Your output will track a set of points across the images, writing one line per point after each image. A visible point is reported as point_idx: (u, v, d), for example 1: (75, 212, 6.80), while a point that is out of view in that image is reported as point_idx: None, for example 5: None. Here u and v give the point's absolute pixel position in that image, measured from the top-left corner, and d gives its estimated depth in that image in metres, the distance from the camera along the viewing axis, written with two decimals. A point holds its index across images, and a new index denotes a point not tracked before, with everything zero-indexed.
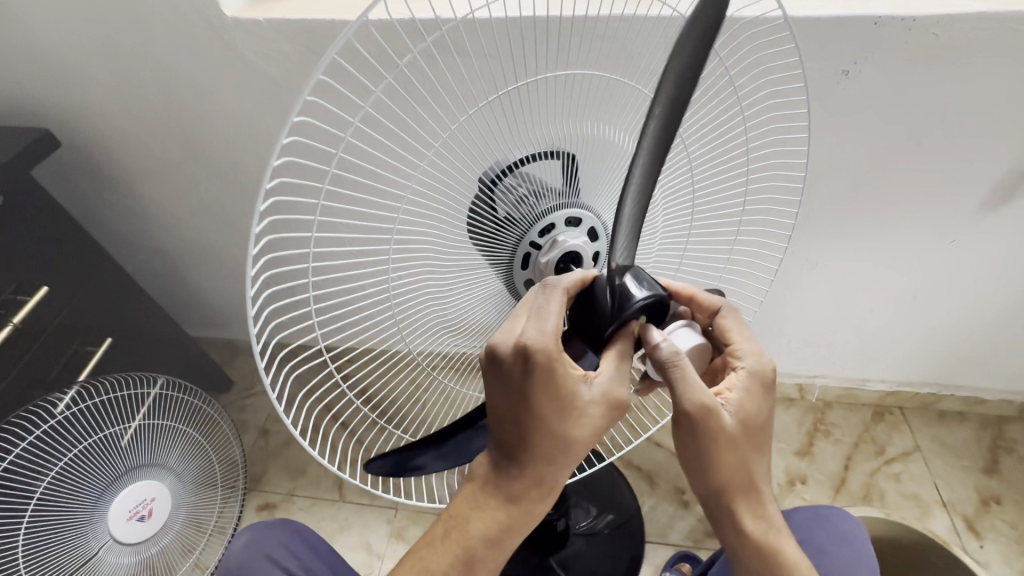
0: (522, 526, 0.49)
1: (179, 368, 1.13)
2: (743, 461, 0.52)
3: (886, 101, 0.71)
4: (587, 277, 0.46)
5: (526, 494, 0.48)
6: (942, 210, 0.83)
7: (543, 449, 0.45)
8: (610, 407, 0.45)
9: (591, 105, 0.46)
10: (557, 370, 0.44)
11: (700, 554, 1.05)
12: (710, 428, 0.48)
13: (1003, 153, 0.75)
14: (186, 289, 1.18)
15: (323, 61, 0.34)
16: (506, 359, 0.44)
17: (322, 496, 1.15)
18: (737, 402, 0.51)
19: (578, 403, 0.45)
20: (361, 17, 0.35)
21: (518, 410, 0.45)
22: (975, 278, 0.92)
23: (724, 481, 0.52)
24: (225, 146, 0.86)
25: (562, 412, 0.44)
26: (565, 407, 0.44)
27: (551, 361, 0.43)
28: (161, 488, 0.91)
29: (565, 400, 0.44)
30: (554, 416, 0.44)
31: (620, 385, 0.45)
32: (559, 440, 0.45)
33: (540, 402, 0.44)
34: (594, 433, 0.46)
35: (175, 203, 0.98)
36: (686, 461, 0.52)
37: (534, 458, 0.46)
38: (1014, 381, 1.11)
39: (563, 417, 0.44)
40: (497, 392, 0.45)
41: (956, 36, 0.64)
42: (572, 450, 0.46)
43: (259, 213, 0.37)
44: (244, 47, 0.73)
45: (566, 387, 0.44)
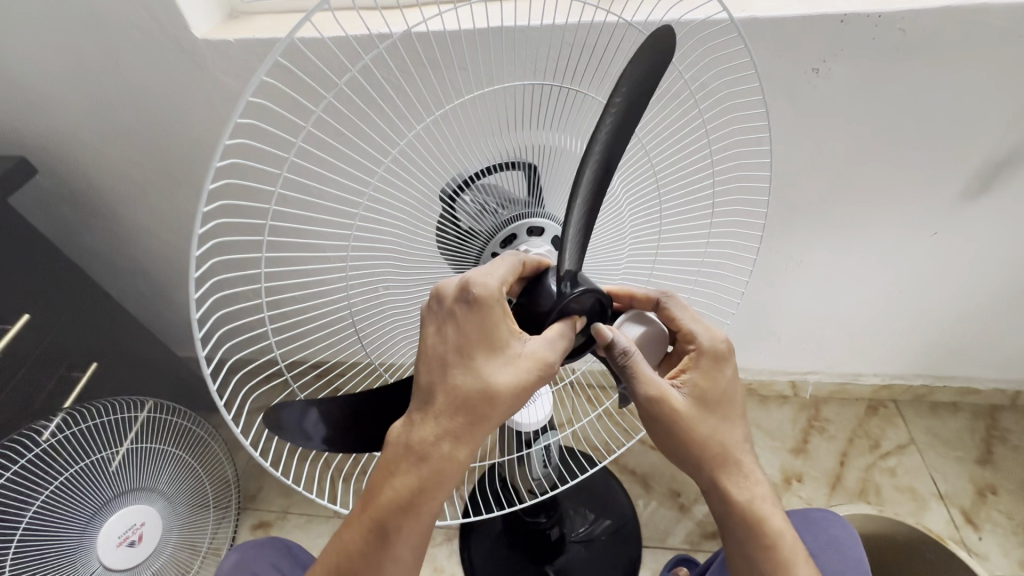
0: (437, 494, 0.45)
1: (167, 390, 1.12)
2: (711, 433, 0.53)
3: (857, 97, 0.71)
4: (541, 263, 0.46)
5: (441, 451, 0.44)
6: (920, 203, 0.83)
7: (464, 393, 0.43)
8: (539, 366, 0.43)
9: (548, 114, 0.46)
10: (493, 313, 0.43)
11: (697, 557, 1.04)
12: (665, 413, 0.49)
13: (977, 144, 0.75)
14: (172, 310, 1.17)
15: (256, 81, 0.34)
16: (448, 296, 0.43)
17: (316, 512, 1.14)
18: (693, 381, 0.52)
19: (506, 349, 0.44)
20: (292, 34, 0.35)
21: (447, 348, 0.44)
22: (958, 268, 0.92)
23: (698, 452, 0.52)
24: (201, 167, 0.86)
25: (490, 357, 0.43)
26: (493, 350, 0.43)
27: (488, 299, 0.42)
28: (151, 513, 0.91)
29: (494, 343, 0.43)
30: (482, 359, 0.43)
31: (551, 348, 0.44)
32: (480, 386, 0.43)
33: (469, 342, 0.43)
34: (519, 389, 0.43)
35: (156, 225, 0.98)
36: (662, 446, 0.54)
37: (453, 404, 0.43)
38: (1005, 370, 1.11)
39: (488, 361, 0.43)
40: (433, 335, 0.44)
41: (924, 31, 0.64)
42: (494, 402, 0.43)
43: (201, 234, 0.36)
44: (216, 68, 0.73)
45: (497, 332, 0.43)
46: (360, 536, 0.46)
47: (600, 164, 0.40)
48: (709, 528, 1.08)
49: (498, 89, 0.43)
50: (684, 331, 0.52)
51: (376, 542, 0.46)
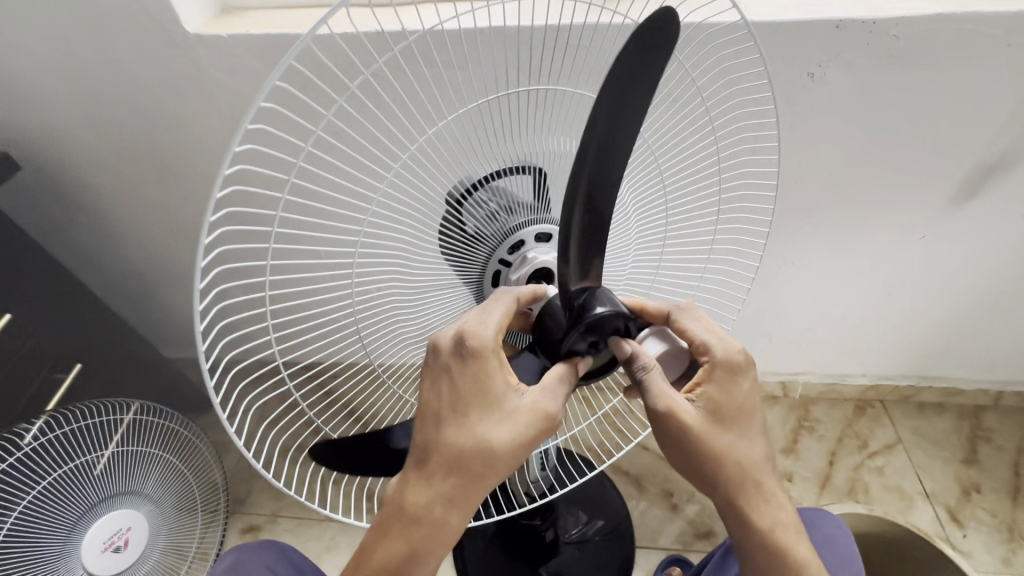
0: (437, 550, 0.45)
1: (155, 391, 1.10)
2: (728, 447, 0.52)
3: (852, 103, 0.72)
4: (538, 292, 0.46)
5: (434, 514, 0.44)
6: (911, 207, 0.85)
7: (459, 453, 0.43)
8: (538, 417, 0.44)
9: (556, 120, 0.46)
10: (489, 367, 0.44)
11: (689, 557, 1.05)
12: (682, 429, 0.49)
13: (967, 150, 0.77)
14: (160, 309, 1.15)
15: (268, 85, 0.33)
16: (444, 348, 0.44)
17: (307, 515, 1.13)
18: (709, 394, 0.51)
19: (503, 405, 0.44)
20: (311, 34, 0.33)
21: (442, 405, 0.44)
22: (946, 271, 0.94)
23: (714, 468, 0.52)
24: (192, 165, 0.85)
25: (485, 414, 0.44)
26: (489, 407, 0.44)
27: (481, 354, 0.43)
28: (138, 517, 0.90)
29: (490, 400, 0.44)
30: (478, 417, 0.44)
31: (551, 398, 0.45)
32: (475, 445, 0.43)
33: (466, 399, 0.44)
34: (516, 445, 0.44)
35: (144, 223, 0.96)
36: (678, 461, 0.54)
37: (448, 463, 0.44)
38: (988, 371, 1.14)
39: (484, 419, 0.44)
40: (431, 391, 0.45)
41: (918, 38, 0.65)
42: (490, 461, 0.43)
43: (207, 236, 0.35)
44: (208, 63, 0.71)
45: (493, 387, 0.44)
46: None
47: (599, 172, 0.40)
48: (701, 528, 1.08)
49: (509, 92, 0.42)
50: (698, 343, 0.51)
51: None
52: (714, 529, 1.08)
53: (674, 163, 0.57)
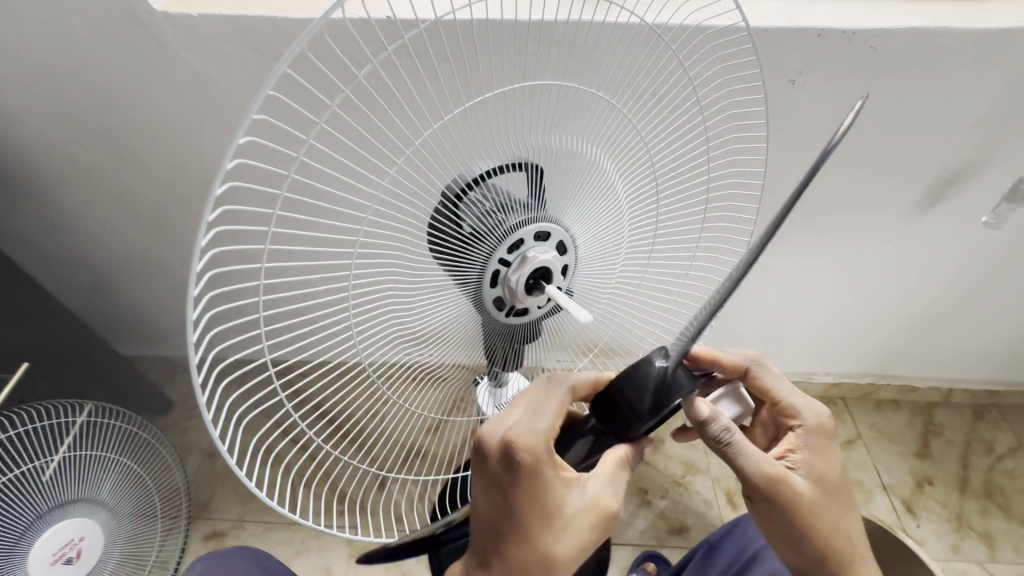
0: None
1: (109, 391, 1.04)
2: (829, 519, 0.54)
3: (829, 111, 0.74)
4: (599, 380, 0.50)
5: None
6: (878, 213, 0.88)
7: (523, 558, 0.48)
8: (599, 520, 0.48)
9: (558, 115, 0.44)
10: (545, 480, 0.47)
11: (664, 552, 1.07)
12: (783, 496, 0.51)
13: (932, 160, 0.81)
14: (116, 303, 1.08)
15: (273, 79, 0.31)
16: (497, 462, 0.47)
17: (275, 519, 1.09)
18: (806, 462, 0.54)
19: (562, 514, 0.47)
20: (317, 24, 0.31)
21: (501, 516, 0.48)
22: (907, 274, 0.98)
23: (814, 539, 0.54)
24: (159, 152, 0.80)
25: (546, 526, 0.48)
26: (547, 518, 0.47)
27: (535, 470, 0.46)
28: (92, 525, 0.84)
29: (550, 513, 0.47)
30: (538, 528, 0.48)
31: (610, 494, 0.48)
32: (538, 554, 0.48)
33: (526, 512, 0.47)
34: (579, 544, 0.48)
35: (101, 212, 0.90)
36: (777, 535, 0.55)
37: (511, 564, 0.49)
38: (940, 369, 1.20)
39: (544, 529, 0.48)
40: (490, 497, 0.49)
41: (893, 49, 0.68)
42: (553, 565, 0.48)
43: (204, 246, 0.31)
44: (178, 43, 0.67)
45: (551, 499, 0.47)
46: None
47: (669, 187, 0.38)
48: (674, 524, 1.10)
49: (510, 89, 0.41)
50: (789, 405, 0.57)
51: None
52: (687, 524, 1.10)
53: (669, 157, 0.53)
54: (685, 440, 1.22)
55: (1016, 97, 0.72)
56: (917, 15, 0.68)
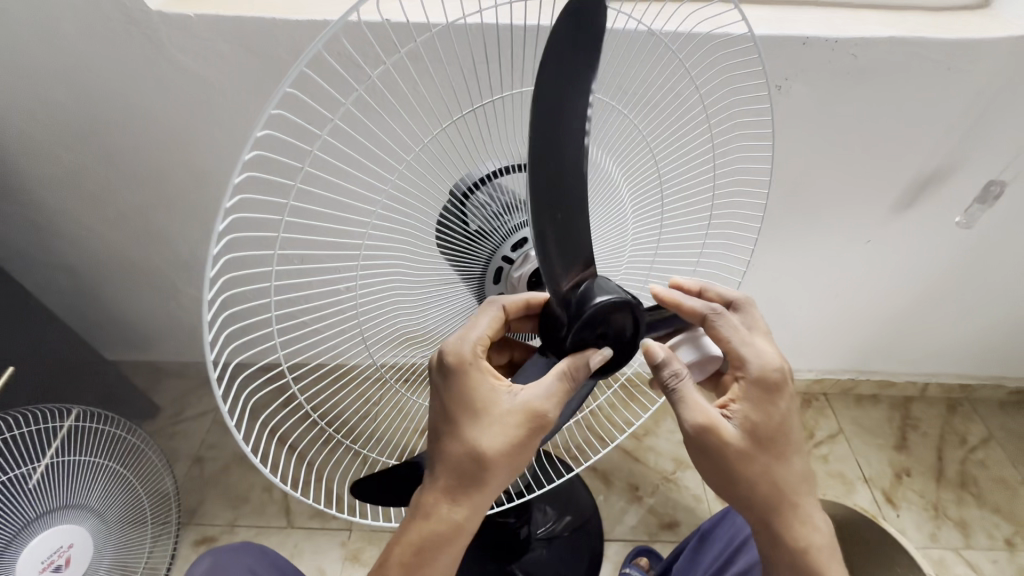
0: (453, 550, 0.48)
1: (94, 396, 1.02)
2: (761, 470, 0.54)
3: (812, 115, 0.77)
4: (532, 301, 0.46)
5: (439, 509, 0.47)
6: (858, 214, 0.92)
7: (454, 458, 0.46)
8: (531, 418, 0.45)
9: None
10: (472, 376, 0.45)
11: (656, 547, 1.09)
12: (712, 442, 0.53)
13: (909, 163, 0.84)
14: (101, 306, 1.06)
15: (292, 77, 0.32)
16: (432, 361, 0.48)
17: (267, 523, 1.08)
18: (739, 412, 0.55)
19: (492, 411, 0.45)
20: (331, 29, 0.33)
21: (437, 415, 0.47)
22: (885, 273, 1.02)
23: (749, 491, 0.55)
24: (149, 154, 0.80)
25: (474, 422, 0.45)
26: (477, 414, 0.45)
27: (461, 365, 0.45)
28: (82, 533, 0.82)
29: (479, 408, 0.45)
30: (467, 424, 0.46)
31: (543, 398, 0.45)
32: (467, 449, 0.45)
33: (456, 408, 0.46)
34: (510, 445, 0.45)
35: (88, 215, 0.89)
36: (715, 480, 0.57)
37: (446, 466, 0.46)
38: (916, 365, 1.25)
39: (473, 426, 0.45)
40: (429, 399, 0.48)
41: (873, 57, 0.71)
42: (484, 465, 0.45)
43: (218, 233, 0.34)
44: (173, 45, 0.67)
45: (480, 395, 0.46)
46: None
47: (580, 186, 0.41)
48: (665, 518, 1.13)
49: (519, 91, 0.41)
50: (738, 356, 0.55)
51: None
52: (678, 519, 1.13)
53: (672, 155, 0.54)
54: (673, 437, 1.24)
55: (986, 103, 0.76)
56: (893, 26, 0.71)
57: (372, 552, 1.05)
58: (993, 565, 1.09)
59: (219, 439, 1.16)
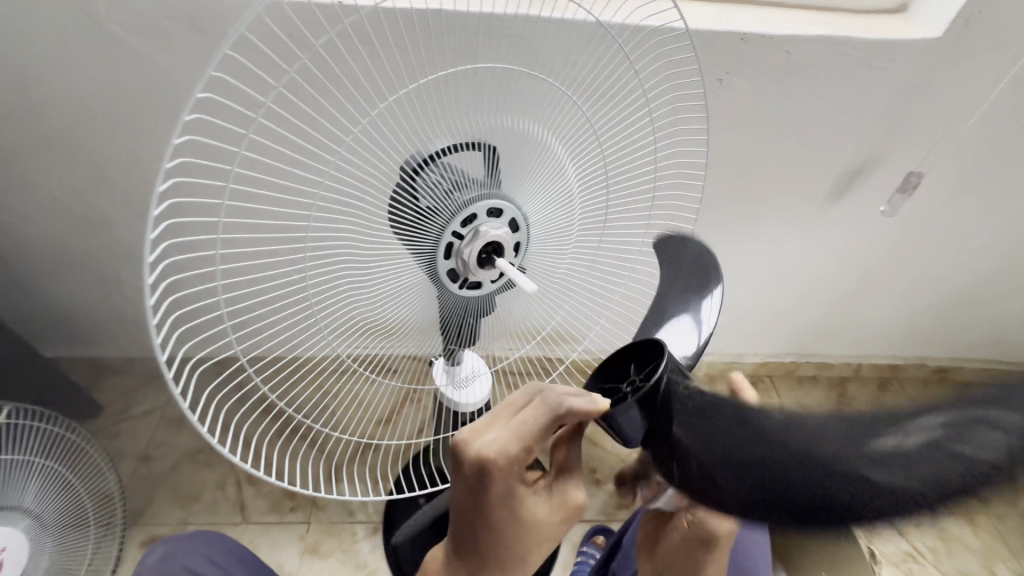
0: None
1: (28, 394, 0.97)
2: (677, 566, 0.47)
3: (750, 107, 0.82)
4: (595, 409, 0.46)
5: None
6: (795, 204, 0.98)
7: (495, 557, 0.48)
8: (568, 509, 0.49)
9: (512, 99, 0.46)
10: (517, 487, 0.46)
11: (613, 526, 1.13)
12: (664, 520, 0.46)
13: (838, 155, 0.90)
14: (35, 299, 1.01)
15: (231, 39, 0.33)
16: (467, 467, 0.44)
17: (220, 520, 1.05)
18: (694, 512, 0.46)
19: (535, 518, 0.48)
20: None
21: (473, 519, 0.47)
22: (821, 259, 1.09)
23: None
24: (83, 134, 0.76)
25: (520, 530, 0.47)
26: (521, 523, 0.47)
27: (504, 481, 0.44)
28: (14, 535, 0.78)
29: (524, 517, 0.47)
30: (511, 522, 0.47)
31: (572, 489, 0.50)
32: (514, 553, 0.48)
33: (499, 516, 0.46)
34: (549, 537, 0.50)
35: (17, 201, 0.84)
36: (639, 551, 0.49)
37: (484, 561, 0.49)
38: (851, 346, 1.34)
39: (519, 532, 0.47)
40: (459, 498, 0.46)
41: (803, 53, 0.76)
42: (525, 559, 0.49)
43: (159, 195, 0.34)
44: (108, 19, 0.65)
45: (524, 505, 0.47)
46: None
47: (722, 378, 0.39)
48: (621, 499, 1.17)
49: (464, 70, 0.43)
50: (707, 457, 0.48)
51: None
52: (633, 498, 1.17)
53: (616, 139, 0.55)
54: None
55: (905, 99, 0.83)
56: (821, 24, 0.76)
57: (331, 543, 1.04)
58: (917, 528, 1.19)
59: (169, 436, 1.12)
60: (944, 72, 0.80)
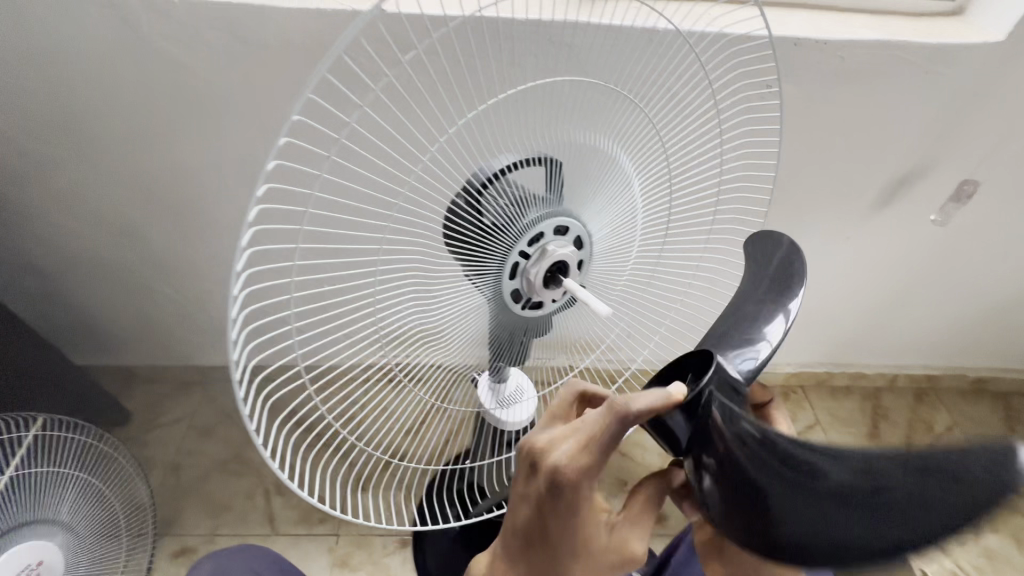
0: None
1: (61, 404, 0.96)
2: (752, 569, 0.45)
3: (799, 114, 0.79)
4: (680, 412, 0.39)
5: None
6: (838, 213, 0.95)
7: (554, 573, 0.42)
8: (625, 557, 0.43)
9: (580, 113, 0.44)
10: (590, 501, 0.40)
11: (647, 541, 1.10)
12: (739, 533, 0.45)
13: (887, 162, 0.87)
14: (68, 309, 1.01)
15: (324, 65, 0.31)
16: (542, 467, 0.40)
17: (250, 531, 1.04)
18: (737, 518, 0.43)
19: (601, 539, 0.42)
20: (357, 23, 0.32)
21: (537, 527, 0.42)
22: (862, 268, 1.06)
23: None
24: (120, 143, 0.75)
25: (584, 549, 0.41)
26: (587, 543, 0.41)
27: (583, 495, 0.39)
28: (51, 548, 0.77)
29: (591, 535, 0.41)
30: (574, 540, 0.41)
31: (636, 537, 0.44)
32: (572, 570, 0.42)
33: (567, 531, 0.41)
34: (609, 565, 0.43)
35: (55, 211, 0.83)
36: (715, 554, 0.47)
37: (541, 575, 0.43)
38: (889, 356, 1.30)
39: (583, 551, 0.41)
40: (526, 499, 0.42)
41: (858, 59, 0.73)
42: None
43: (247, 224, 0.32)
44: (151, 29, 0.64)
45: (592, 526, 0.41)
46: None
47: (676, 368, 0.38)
48: (654, 513, 1.14)
49: (535, 85, 0.40)
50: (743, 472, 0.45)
51: None
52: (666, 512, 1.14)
53: (684, 150, 0.52)
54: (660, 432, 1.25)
55: (960, 107, 0.80)
56: (877, 28, 0.74)
57: (361, 557, 1.03)
58: (960, 546, 1.15)
59: (197, 445, 1.12)
60: (1005, 78, 0.77)
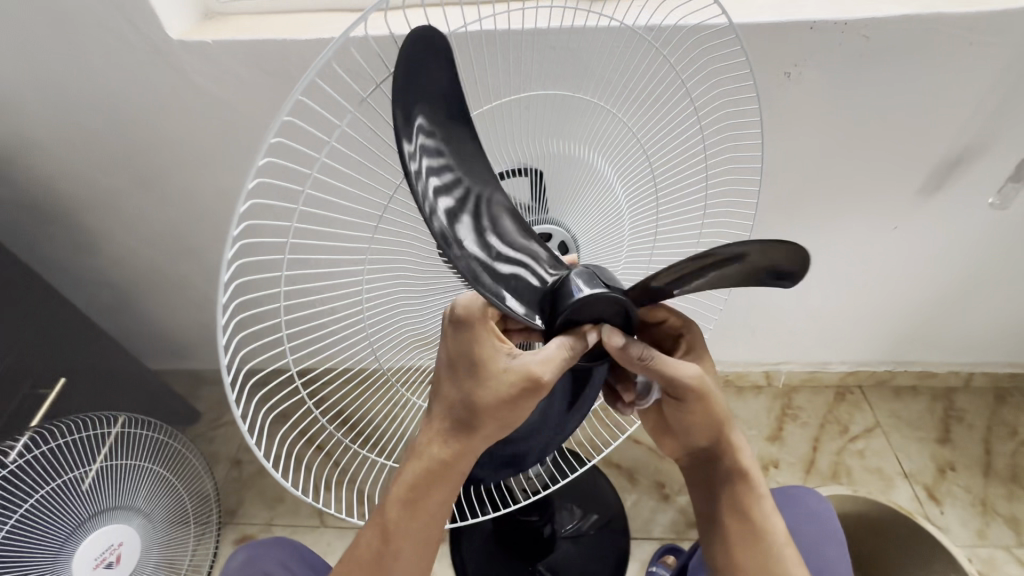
0: (447, 487, 0.49)
1: (139, 404, 1.09)
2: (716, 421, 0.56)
3: (826, 98, 0.75)
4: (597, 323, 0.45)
5: (435, 454, 0.48)
6: (882, 201, 0.89)
7: (454, 410, 0.47)
8: (530, 380, 0.43)
9: (554, 124, 0.46)
10: (480, 338, 0.45)
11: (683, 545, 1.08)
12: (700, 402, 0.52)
13: (934, 144, 0.81)
14: (145, 320, 1.14)
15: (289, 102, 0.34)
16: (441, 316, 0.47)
17: (301, 523, 1.12)
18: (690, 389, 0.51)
19: (493, 368, 0.45)
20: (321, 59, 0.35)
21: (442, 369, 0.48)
22: (917, 258, 0.98)
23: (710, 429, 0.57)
24: (175, 171, 0.84)
25: (475, 377, 0.45)
26: (476, 370, 0.45)
27: (467, 326, 0.45)
28: (129, 531, 0.87)
29: (480, 366, 0.45)
30: (466, 379, 0.46)
31: (542, 365, 0.43)
32: (464, 403, 0.46)
33: (460, 362, 0.46)
34: (501, 402, 0.45)
35: (127, 233, 0.95)
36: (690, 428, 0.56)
37: (446, 416, 0.48)
38: (961, 353, 1.18)
39: (475, 381, 0.45)
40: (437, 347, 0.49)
41: (886, 37, 0.68)
42: (479, 417, 0.46)
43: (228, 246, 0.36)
44: (190, 68, 0.71)
45: (484, 356, 0.45)
46: (368, 543, 0.51)
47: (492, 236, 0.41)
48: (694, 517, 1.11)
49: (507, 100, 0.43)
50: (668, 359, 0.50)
51: (379, 543, 0.50)
52: None
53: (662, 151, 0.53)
54: None
55: (1016, 79, 0.73)
56: (908, 2, 0.68)
57: None
58: None
59: None
60: None
